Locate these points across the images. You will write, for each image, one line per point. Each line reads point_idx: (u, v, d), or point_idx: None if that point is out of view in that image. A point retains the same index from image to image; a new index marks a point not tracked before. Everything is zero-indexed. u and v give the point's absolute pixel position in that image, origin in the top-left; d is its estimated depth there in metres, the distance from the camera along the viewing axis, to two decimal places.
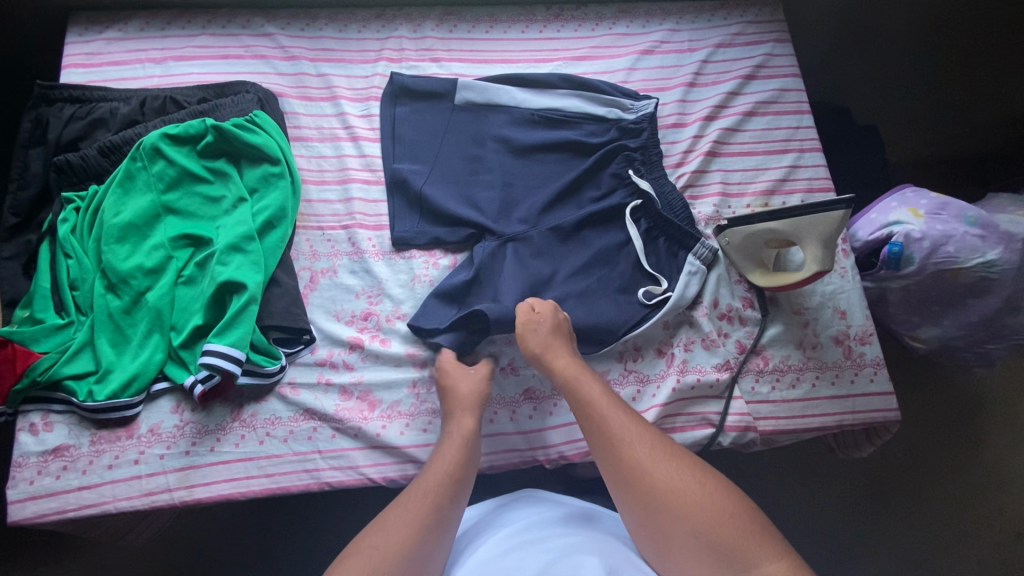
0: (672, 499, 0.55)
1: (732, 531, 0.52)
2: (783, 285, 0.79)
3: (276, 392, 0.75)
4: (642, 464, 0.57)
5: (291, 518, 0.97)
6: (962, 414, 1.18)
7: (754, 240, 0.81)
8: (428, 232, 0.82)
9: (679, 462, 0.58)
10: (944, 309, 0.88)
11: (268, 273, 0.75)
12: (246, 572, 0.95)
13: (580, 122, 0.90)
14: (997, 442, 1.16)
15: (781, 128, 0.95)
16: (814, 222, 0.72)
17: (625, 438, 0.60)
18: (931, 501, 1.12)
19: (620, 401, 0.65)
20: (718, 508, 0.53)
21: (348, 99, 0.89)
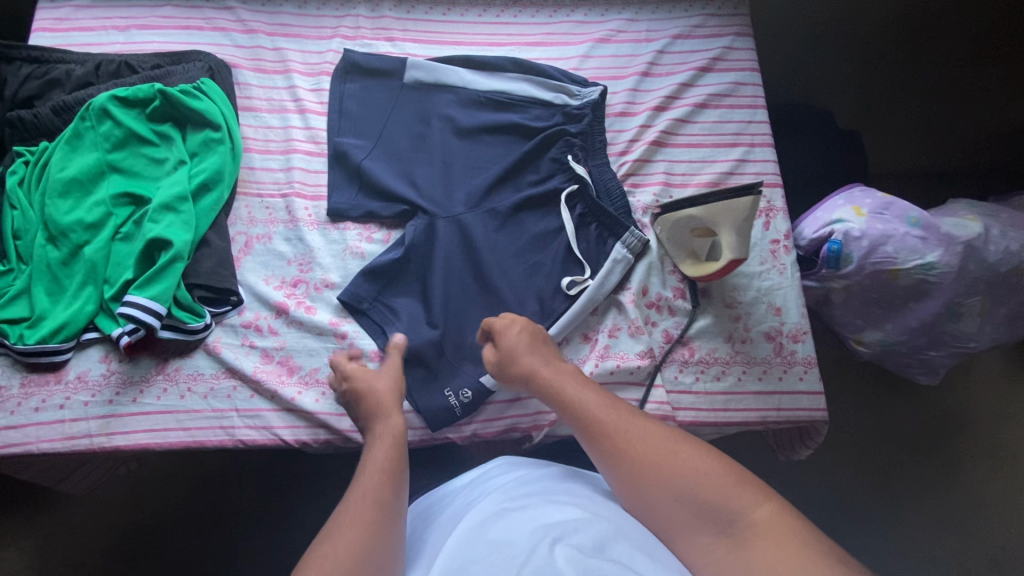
0: (663, 474, 0.55)
1: (721, 486, 0.52)
2: (709, 274, 0.78)
3: (201, 350, 0.78)
4: (629, 449, 0.57)
5: (236, 479, 1.03)
6: (915, 425, 1.16)
7: (683, 230, 0.81)
8: (363, 206, 0.84)
9: (662, 439, 0.58)
10: (886, 312, 0.86)
11: (200, 234, 0.77)
12: (192, 522, 1.01)
13: (526, 106, 0.91)
14: (948, 455, 1.14)
15: (732, 122, 0.94)
16: (728, 209, 0.73)
17: (608, 427, 0.60)
18: (881, 514, 1.10)
19: (599, 391, 0.64)
20: (703, 470, 0.54)
21: (300, 73, 0.91)
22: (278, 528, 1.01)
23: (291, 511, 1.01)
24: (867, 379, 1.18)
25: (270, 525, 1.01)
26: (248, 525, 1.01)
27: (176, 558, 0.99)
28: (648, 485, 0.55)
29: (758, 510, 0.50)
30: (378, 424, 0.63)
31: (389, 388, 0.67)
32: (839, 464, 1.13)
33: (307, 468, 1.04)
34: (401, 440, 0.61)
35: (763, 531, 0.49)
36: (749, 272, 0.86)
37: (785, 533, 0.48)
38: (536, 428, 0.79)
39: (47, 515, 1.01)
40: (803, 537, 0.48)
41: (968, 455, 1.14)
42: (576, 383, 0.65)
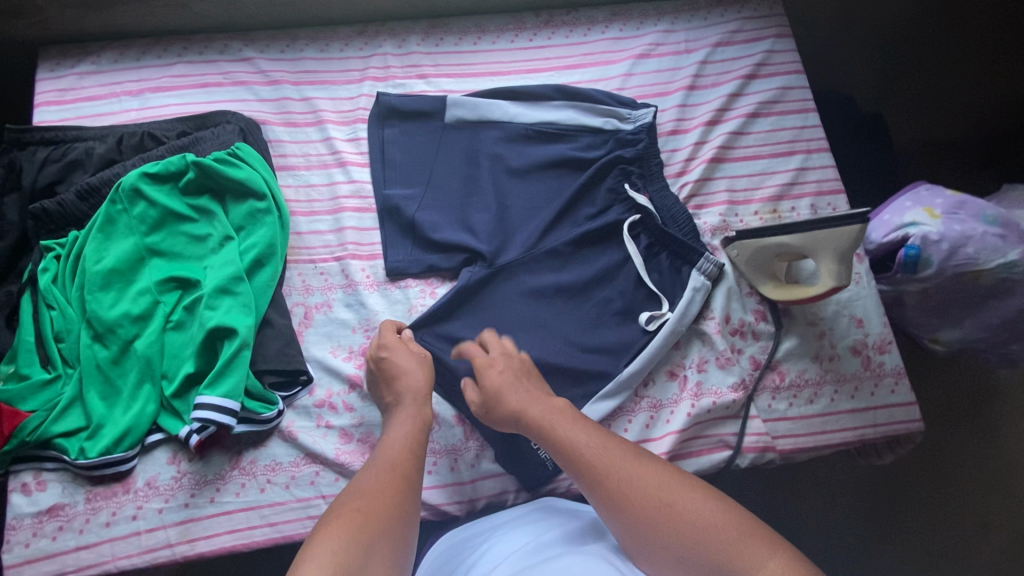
0: (660, 523, 0.52)
1: (726, 542, 0.49)
2: (796, 300, 0.78)
3: (275, 437, 0.73)
4: (626, 495, 0.54)
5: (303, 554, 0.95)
6: (973, 403, 1.13)
7: (764, 255, 0.78)
8: (423, 260, 0.79)
9: (660, 483, 0.55)
10: (965, 311, 0.85)
11: (260, 314, 0.72)
12: None
13: (576, 135, 0.87)
14: (1012, 428, 1.12)
15: (786, 129, 0.91)
16: (830, 236, 0.71)
17: (602, 471, 0.57)
18: (943, 493, 1.10)
19: (592, 429, 0.61)
20: (706, 520, 0.51)
21: (334, 123, 0.85)
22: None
23: None
24: (935, 367, 1.14)
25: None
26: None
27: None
28: (646, 534, 0.52)
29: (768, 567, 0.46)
30: (399, 411, 0.65)
31: (422, 378, 0.67)
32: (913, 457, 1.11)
33: None
34: (420, 436, 0.62)
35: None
36: None
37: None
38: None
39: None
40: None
41: None
42: (567, 420, 0.62)
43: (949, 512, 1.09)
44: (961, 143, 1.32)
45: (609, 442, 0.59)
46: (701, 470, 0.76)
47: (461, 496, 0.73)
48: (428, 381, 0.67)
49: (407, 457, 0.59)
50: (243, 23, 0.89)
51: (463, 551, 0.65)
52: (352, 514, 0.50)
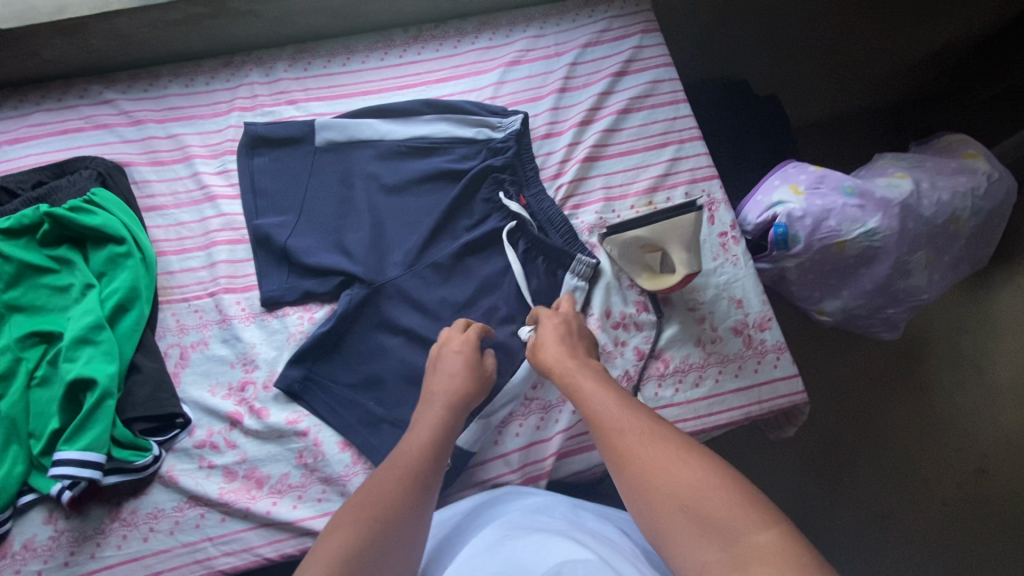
0: (652, 477, 0.51)
1: (712, 504, 0.46)
2: (667, 286, 0.79)
3: (156, 483, 0.71)
4: (629, 449, 0.54)
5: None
6: (904, 360, 1.25)
7: (629, 250, 0.80)
8: (297, 287, 0.79)
9: (669, 444, 0.53)
10: (841, 281, 0.88)
11: (126, 361, 0.71)
12: None
13: (449, 147, 0.87)
14: (944, 379, 1.22)
15: (658, 122, 0.93)
16: (674, 226, 0.77)
17: (612, 424, 0.58)
18: (890, 447, 1.19)
19: (616, 390, 0.62)
20: (703, 483, 0.48)
21: (202, 158, 0.84)
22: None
23: None
24: (831, 339, 1.27)
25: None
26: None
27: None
28: (638, 488, 0.51)
29: (754, 534, 0.43)
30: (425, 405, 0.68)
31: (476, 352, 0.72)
32: (828, 423, 1.22)
33: None
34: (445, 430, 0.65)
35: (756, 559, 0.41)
36: (704, 271, 0.86)
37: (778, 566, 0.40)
38: (538, 478, 0.76)
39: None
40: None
41: (954, 377, 1.22)
42: (594, 378, 0.65)
43: (894, 463, 1.18)
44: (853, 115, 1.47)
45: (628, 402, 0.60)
46: (592, 466, 0.77)
47: None
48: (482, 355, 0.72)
49: (426, 455, 0.61)
50: (103, 65, 0.88)
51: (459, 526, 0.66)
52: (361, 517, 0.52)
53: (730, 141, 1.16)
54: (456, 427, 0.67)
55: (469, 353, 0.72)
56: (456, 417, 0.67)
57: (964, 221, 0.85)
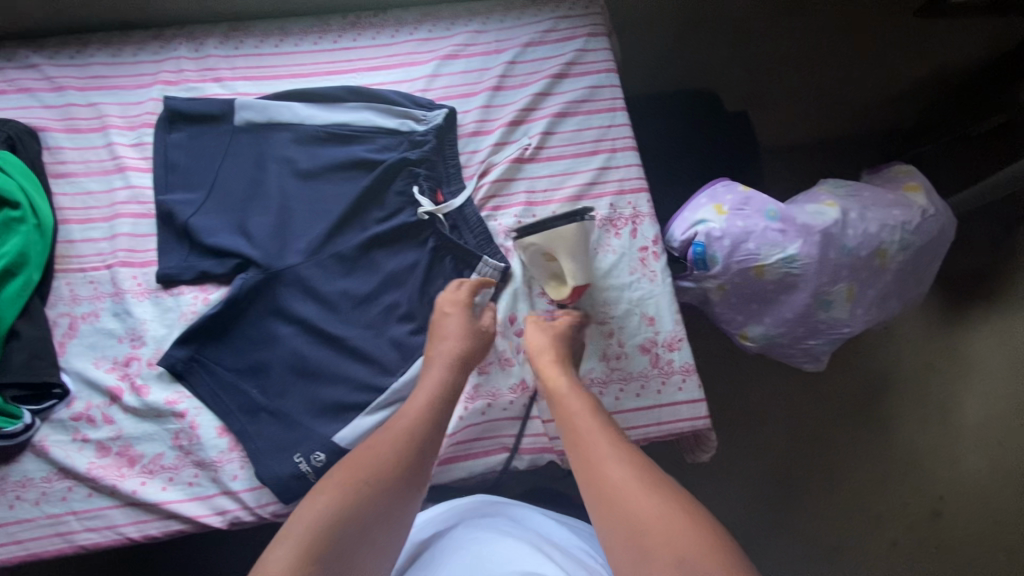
0: (632, 520, 0.51)
1: (703, 559, 0.46)
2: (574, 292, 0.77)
3: (27, 451, 0.71)
4: (613, 487, 0.54)
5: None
6: (869, 398, 1.20)
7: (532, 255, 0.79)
8: (195, 267, 0.78)
9: (661, 489, 0.53)
10: (762, 307, 0.85)
11: (4, 326, 0.70)
12: None
13: (370, 137, 0.86)
14: (907, 421, 1.18)
15: (592, 128, 0.91)
16: (558, 235, 0.75)
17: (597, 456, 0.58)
18: (844, 487, 1.15)
19: (603, 417, 0.62)
20: (694, 537, 0.48)
21: (119, 128, 0.84)
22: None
23: None
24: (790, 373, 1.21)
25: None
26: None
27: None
28: (629, 535, 0.50)
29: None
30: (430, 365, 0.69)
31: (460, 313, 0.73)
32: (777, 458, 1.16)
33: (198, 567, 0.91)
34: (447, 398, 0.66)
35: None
36: (618, 284, 0.83)
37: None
38: None
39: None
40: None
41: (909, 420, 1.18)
42: (582, 400, 0.65)
43: (847, 505, 1.14)
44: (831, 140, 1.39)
45: (613, 432, 0.60)
46: (473, 473, 0.77)
47: (219, 507, 0.71)
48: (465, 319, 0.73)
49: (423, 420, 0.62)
50: (33, 29, 0.88)
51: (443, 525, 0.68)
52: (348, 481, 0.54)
53: (675, 161, 1.14)
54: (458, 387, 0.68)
55: (461, 311, 0.73)
56: (457, 378, 0.68)
57: (891, 255, 0.82)
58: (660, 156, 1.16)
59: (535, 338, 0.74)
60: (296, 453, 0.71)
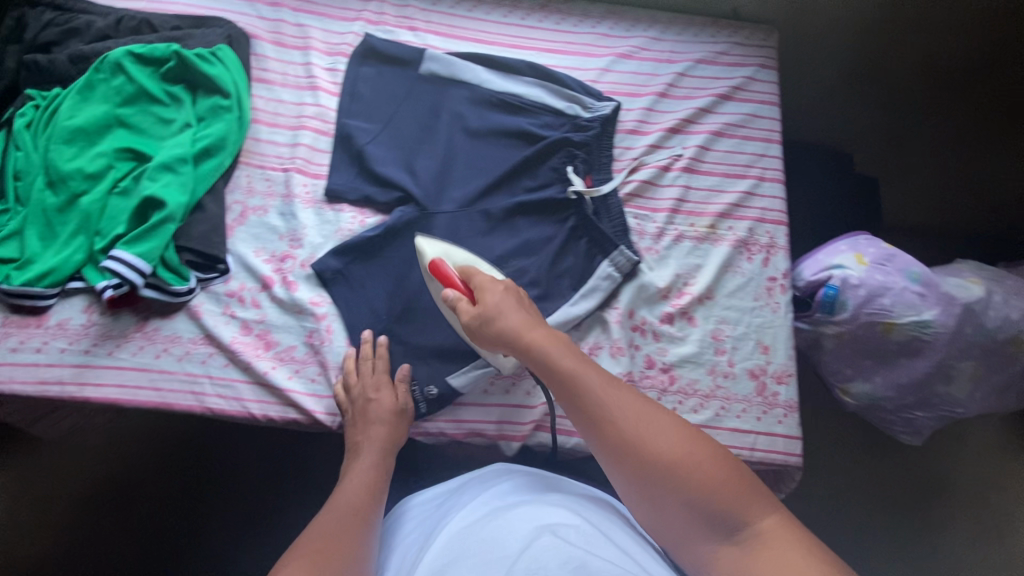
0: (661, 477, 0.55)
1: (723, 496, 0.53)
2: (432, 263, 0.74)
3: (183, 312, 0.78)
4: (638, 449, 0.56)
5: (233, 461, 1.10)
6: (942, 488, 1.15)
7: (488, 358, 0.75)
8: (360, 190, 0.84)
9: (673, 433, 0.57)
10: (877, 364, 0.85)
11: (195, 198, 0.77)
12: (158, 497, 1.09)
13: (537, 112, 0.90)
14: (976, 525, 1.13)
15: (745, 153, 0.93)
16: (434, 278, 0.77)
17: (613, 421, 0.58)
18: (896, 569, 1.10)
19: (601, 373, 0.62)
20: (712, 476, 0.54)
21: (318, 51, 0.91)
22: (255, 524, 1.07)
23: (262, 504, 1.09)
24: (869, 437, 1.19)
25: (253, 520, 1.07)
26: (233, 528, 1.07)
27: (164, 526, 1.07)
28: (643, 483, 0.56)
29: (761, 520, 0.52)
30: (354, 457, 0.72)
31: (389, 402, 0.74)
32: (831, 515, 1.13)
33: (284, 455, 1.11)
34: (375, 481, 0.69)
35: (768, 539, 0.50)
36: (740, 307, 0.85)
37: (786, 546, 0.50)
38: (512, 438, 0.78)
39: (45, 453, 1.10)
40: (810, 555, 0.49)
41: (978, 524, 1.13)
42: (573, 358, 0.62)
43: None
44: (967, 232, 1.25)
45: (619, 389, 0.60)
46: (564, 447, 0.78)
47: (333, 407, 0.77)
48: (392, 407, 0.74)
49: (363, 507, 0.65)
50: None
51: (440, 503, 0.69)
52: (310, 558, 0.55)
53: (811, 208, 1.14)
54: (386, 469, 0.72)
55: (387, 396, 0.74)
56: (385, 462, 0.72)
57: None
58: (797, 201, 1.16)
59: (504, 310, 0.66)
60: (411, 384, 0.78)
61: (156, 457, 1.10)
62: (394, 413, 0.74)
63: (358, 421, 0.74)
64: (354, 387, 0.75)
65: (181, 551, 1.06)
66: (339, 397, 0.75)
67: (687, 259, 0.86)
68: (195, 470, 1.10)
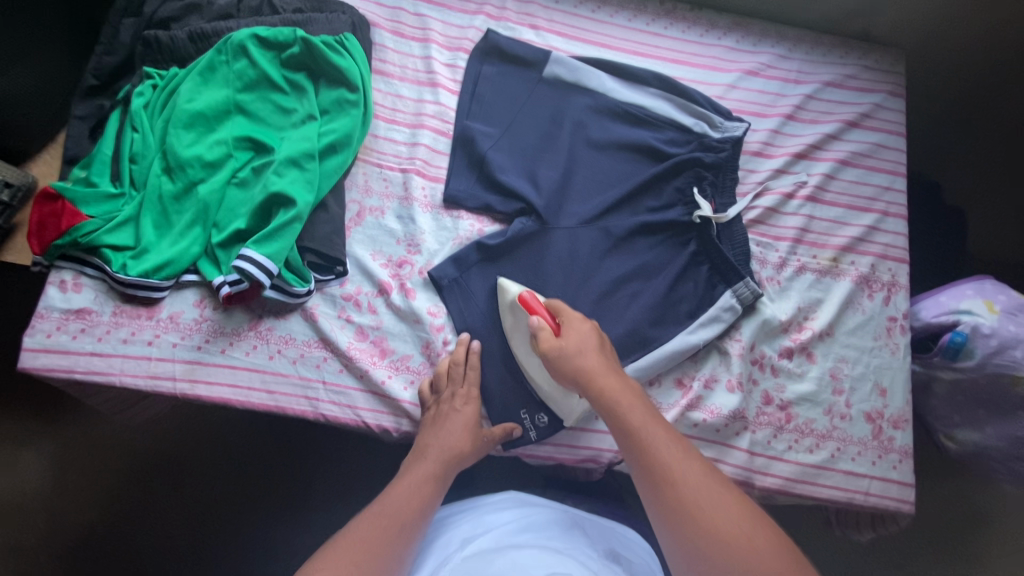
0: (712, 549, 0.49)
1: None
2: (518, 297, 0.71)
3: (299, 313, 0.75)
4: (694, 516, 0.51)
5: (290, 454, 1.08)
6: None
7: (559, 401, 0.73)
8: (480, 197, 0.81)
9: (731, 504, 0.52)
10: (992, 415, 0.83)
11: (319, 196, 0.75)
12: (218, 485, 1.06)
13: (662, 126, 0.87)
14: None
15: (870, 185, 0.90)
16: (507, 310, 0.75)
17: (671, 480, 0.53)
18: None
19: (663, 423, 0.58)
20: (767, 561, 0.48)
21: (439, 45, 0.88)
22: (309, 524, 1.04)
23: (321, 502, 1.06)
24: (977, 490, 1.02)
25: (306, 520, 1.04)
26: (283, 524, 1.04)
27: (212, 514, 1.05)
28: (690, 549, 0.50)
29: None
30: (415, 464, 0.68)
31: (467, 409, 0.71)
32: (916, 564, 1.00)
33: (348, 452, 1.08)
34: (433, 493, 0.65)
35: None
36: (859, 346, 0.83)
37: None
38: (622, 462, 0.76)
39: (94, 427, 1.07)
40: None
41: None
42: (639, 405, 0.60)
43: None
44: None
45: (683, 448, 0.56)
46: None
47: None
48: (473, 415, 0.71)
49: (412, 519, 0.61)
50: None
51: (461, 523, 0.67)
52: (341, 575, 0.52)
53: (925, 237, 1.08)
54: (445, 482, 0.68)
55: (471, 411, 0.71)
56: (446, 474, 0.68)
57: None
58: (917, 230, 1.08)
59: (583, 349, 0.63)
60: (522, 409, 0.75)
61: (218, 443, 1.08)
62: (471, 425, 0.70)
63: (433, 426, 0.70)
64: (442, 394, 0.72)
65: (228, 541, 1.04)
66: (423, 396, 0.72)
67: (808, 293, 0.84)
68: (247, 460, 1.07)
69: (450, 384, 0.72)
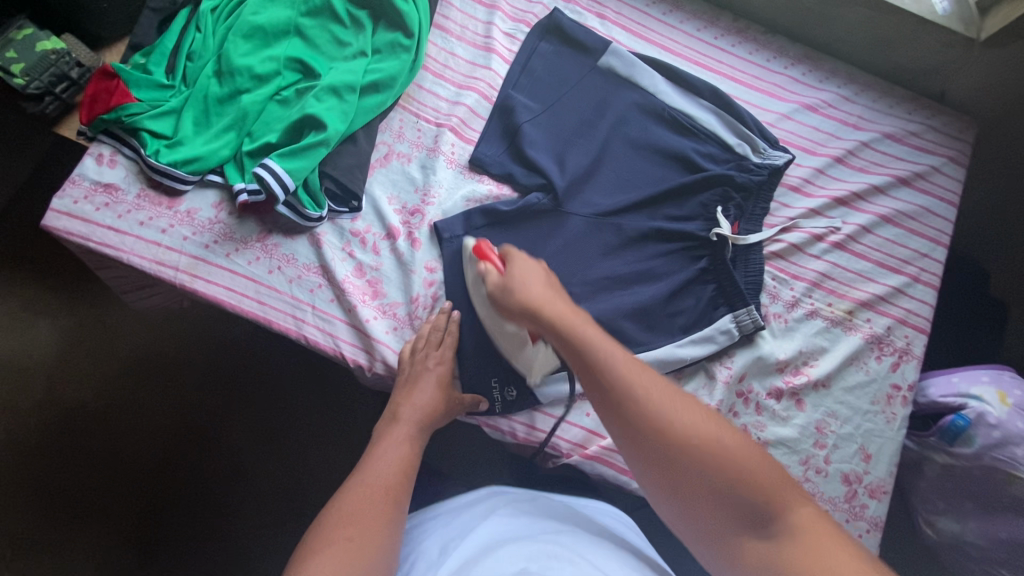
0: (687, 461, 0.49)
1: (758, 484, 0.47)
2: (473, 246, 0.69)
3: (307, 237, 0.77)
4: (664, 430, 0.50)
5: (274, 374, 1.11)
6: None
7: (502, 335, 0.73)
8: (505, 166, 0.81)
9: (696, 417, 0.51)
10: (978, 509, 0.78)
11: (351, 129, 0.77)
12: (201, 389, 1.10)
13: (704, 138, 0.85)
14: None
15: (907, 248, 0.86)
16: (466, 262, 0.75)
17: (635, 394, 0.52)
18: None
19: (623, 354, 0.55)
20: (740, 466, 0.48)
21: (503, 14, 0.90)
22: (277, 444, 1.08)
23: (292, 425, 1.09)
24: None
25: (275, 446, 1.08)
26: (252, 444, 1.08)
27: (189, 418, 1.08)
28: (667, 476, 0.50)
29: (799, 511, 0.46)
30: (392, 428, 0.69)
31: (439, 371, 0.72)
32: None
33: (329, 390, 1.11)
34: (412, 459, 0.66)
35: (804, 536, 0.44)
36: (854, 405, 0.79)
37: (827, 543, 0.44)
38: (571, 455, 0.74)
39: (105, 310, 1.13)
40: (850, 549, 0.44)
41: None
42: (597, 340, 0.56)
43: None
44: None
45: (644, 375, 0.54)
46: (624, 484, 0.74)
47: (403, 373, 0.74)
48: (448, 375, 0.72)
49: (397, 483, 0.62)
50: None
51: (446, 511, 0.67)
52: (343, 544, 0.53)
53: (955, 320, 1.03)
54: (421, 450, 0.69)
55: (445, 370, 0.72)
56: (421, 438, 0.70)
57: None
58: (947, 311, 1.04)
59: (533, 286, 0.61)
60: (493, 378, 0.75)
61: (211, 351, 1.12)
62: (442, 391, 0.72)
63: (406, 385, 0.71)
64: (415, 355, 0.73)
65: (195, 452, 1.07)
66: (403, 358, 0.73)
67: (814, 339, 0.81)
68: (234, 373, 1.11)
69: (428, 344, 0.73)
